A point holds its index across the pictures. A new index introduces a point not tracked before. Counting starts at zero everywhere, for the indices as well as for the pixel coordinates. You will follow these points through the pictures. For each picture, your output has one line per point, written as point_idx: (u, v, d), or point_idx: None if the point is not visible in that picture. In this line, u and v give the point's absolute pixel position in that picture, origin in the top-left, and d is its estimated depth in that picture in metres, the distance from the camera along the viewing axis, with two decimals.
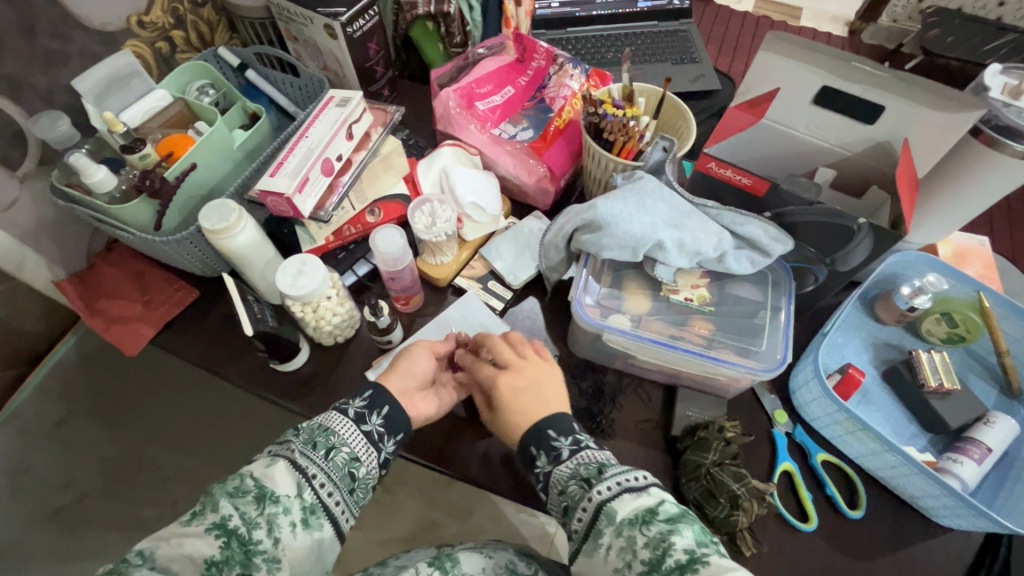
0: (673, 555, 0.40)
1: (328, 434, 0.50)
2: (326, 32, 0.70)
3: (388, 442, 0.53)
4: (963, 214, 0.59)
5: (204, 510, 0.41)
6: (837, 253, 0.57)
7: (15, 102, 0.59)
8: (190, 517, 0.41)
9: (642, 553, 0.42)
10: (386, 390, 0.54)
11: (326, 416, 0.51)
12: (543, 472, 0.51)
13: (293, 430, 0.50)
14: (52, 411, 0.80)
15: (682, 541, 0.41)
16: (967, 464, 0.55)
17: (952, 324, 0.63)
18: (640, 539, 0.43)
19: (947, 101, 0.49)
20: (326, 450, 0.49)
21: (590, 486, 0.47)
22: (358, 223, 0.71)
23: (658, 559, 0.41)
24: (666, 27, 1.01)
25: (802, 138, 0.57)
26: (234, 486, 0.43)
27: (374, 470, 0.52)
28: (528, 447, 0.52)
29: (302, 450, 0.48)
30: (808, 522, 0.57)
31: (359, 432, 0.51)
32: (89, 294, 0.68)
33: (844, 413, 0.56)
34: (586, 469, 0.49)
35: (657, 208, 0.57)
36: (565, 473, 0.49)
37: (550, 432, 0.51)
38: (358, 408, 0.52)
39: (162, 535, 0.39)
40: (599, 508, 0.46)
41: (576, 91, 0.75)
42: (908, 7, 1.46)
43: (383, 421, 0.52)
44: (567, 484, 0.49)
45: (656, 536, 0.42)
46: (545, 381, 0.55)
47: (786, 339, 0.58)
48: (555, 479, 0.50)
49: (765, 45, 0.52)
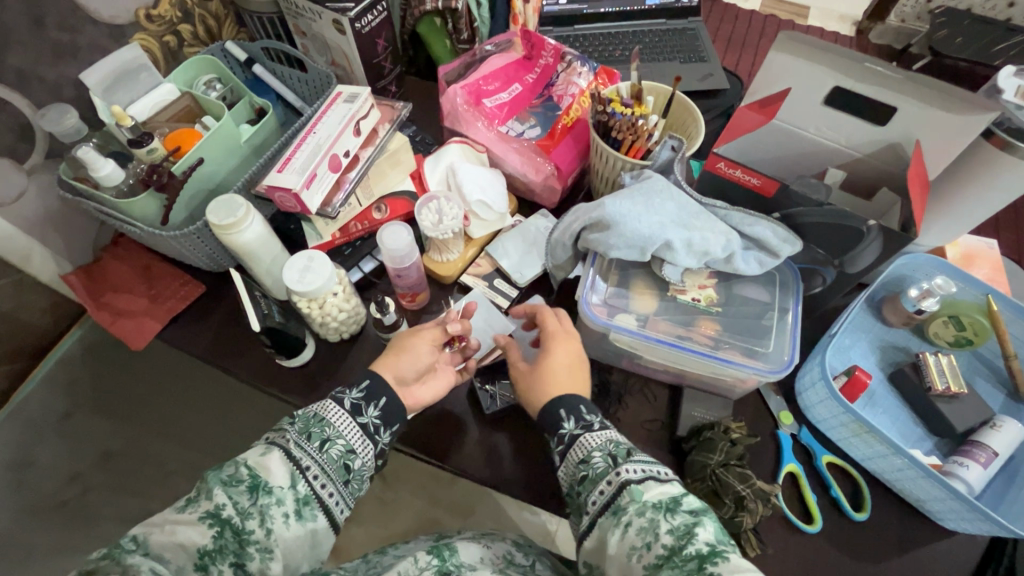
0: (695, 544, 0.41)
1: (322, 425, 0.50)
2: (334, 27, 0.70)
3: (384, 433, 0.53)
4: (967, 220, 0.58)
5: (198, 498, 0.42)
6: (845, 255, 0.56)
7: (23, 94, 0.59)
8: (185, 504, 0.42)
9: (664, 538, 0.42)
10: (384, 379, 0.54)
11: (322, 405, 0.51)
12: (568, 435, 0.51)
13: (288, 418, 0.50)
14: (55, 404, 0.78)
15: (705, 533, 0.42)
16: (973, 468, 0.55)
17: (960, 327, 0.63)
18: (663, 524, 0.43)
19: (956, 103, 0.49)
20: (321, 442, 0.49)
21: (616, 464, 0.48)
22: (364, 219, 0.70)
23: (678, 547, 0.41)
24: (674, 25, 1.01)
25: (812, 140, 0.56)
26: (229, 474, 0.43)
27: (370, 461, 0.51)
28: (556, 410, 0.52)
29: (296, 441, 0.48)
30: (811, 524, 0.57)
31: (354, 425, 0.51)
32: (96, 288, 0.68)
33: (851, 415, 0.56)
34: (616, 446, 0.49)
35: (666, 208, 0.57)
36: (592, 443, 0.50)
37: (582, 406, 0.53)
38: (354, 399, 0.52)
39: (157, 521, 0.41)
40: (623, 485, 0.47)
41: (584, 89, 0.74)
42: (917, 7, 1.47)
43: (379, 414, 0.52)
44: (592, 454, 0.49)
45: (681, 526, 0.43)
46: (578, 369, 0.56)
47: (793, 341, 0.58)
48: (579, 444, 0.50)
49: (776, 46, 0.52)
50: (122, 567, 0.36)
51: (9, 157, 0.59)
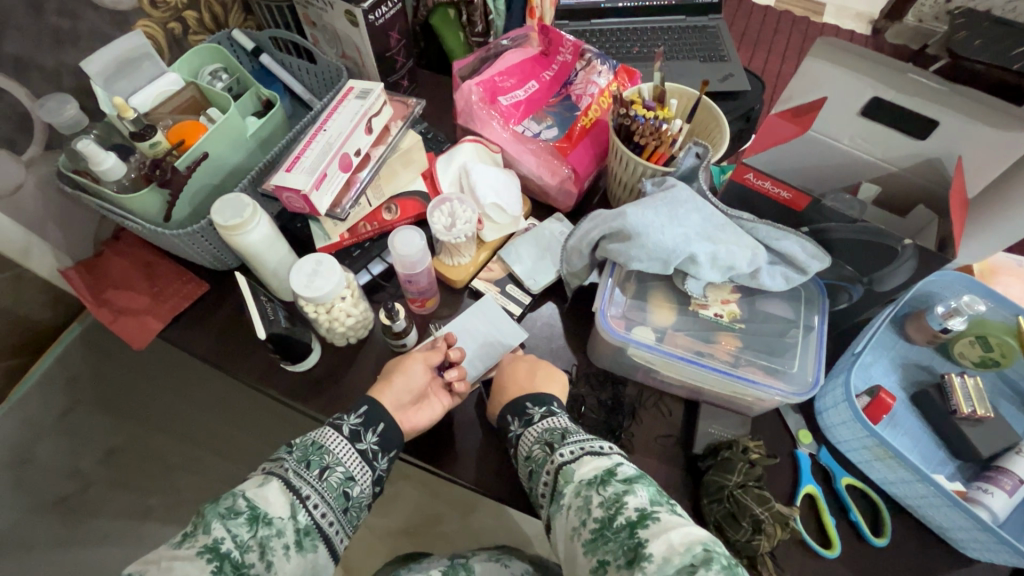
0: (624, 513, 0.42)
1: (321, 452, 0.48)
2: (347, 18, 0.67)
3: (382, 460, 0.51)
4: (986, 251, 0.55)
5: (196, 532, 0.40)
6: (874, 273, 0.55)
7: (20, 82, 0.56)
8: (182, 539, 0.40)
9: (596, 511, 0.44)
10: (382, 405, 0.52)
11: (320, 433, 0.50)
12: (515, 436, 0.53)
13: (286, 447, 0.48)
14: (54, 403, 0.76)
15: (635, 500, 0.43)
16: (998, 496, 0.53)
17: (986, 348, 0.61)
18: (595, 498, 0.44)
19: (1004, 118, 0.46)
20: (320, 469, 0.47)
21: (552, 451, 0.49)
22: (374, 220, 0.67)
23: (610, 518, 0.43)
24: (695, 22, 0.97)
25: (846, 152, 0.54)
26: (227, 506, 0.42)
27: (368, 489, 0.50)
28: (505, 415, 0.54)
29: (295, 470, 0.46)
30: (831, 549, 0.55)
31: (353, 450, 0.50)
32: (96, 285, 0.66)
33: (875, 439, 0.54)
34: (551, 433, 0.51)
35: (690, 219, 0.54)
36: (532, 436, 0.51)
37: (526, 402, 0.53)
38: (353, 425, 0.51)
39: (154, 558, 0.39)
40: (559, 469, 0.48)
41: (604, 89, 0.71)
42: (933, 8, 1.33)
43: (378, 439, 0.51)
44: (532, 448, 0.51)
45: (611, 496, 0.44)
46: (533, 372, 0.57)
47: (818, 362, 0.56)
48: (523, 441, 0.52)
49: (814, 51, 0.49)
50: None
51: (6, 148, 0.57)
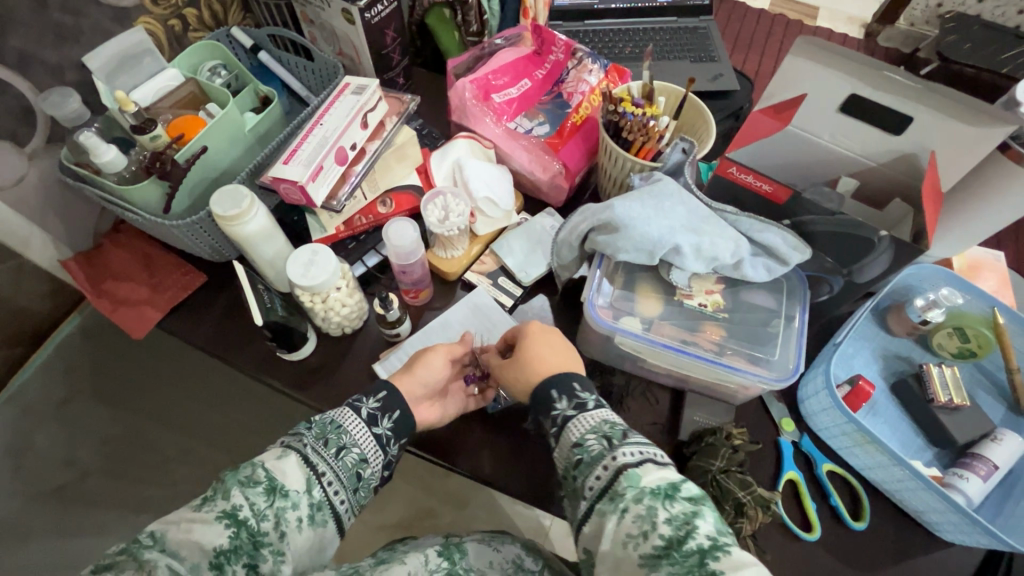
0: (696, 538, 0.39)
1: (339, 432, 0.49)
2: (344, 16, 0.69)
3: (394, 446, 0.52)
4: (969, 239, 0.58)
5: (215, 497, 0.42)
6: (854, 265, 0.56)
7: (24, 76, 0.57)
8: (202, 502, 0.42)
9: (662, 528, 0.40)
10: (399, 392, 0.53)
11: (339, 412, 0.51)
12: (561, 416, 0.51)
13: (305, 423, 0.50)
14: (53, 393, 0.77)
15: (705, 526, 0.40)
16: (973, 480, 0.55)
17: (964, 339, 0.62)
18: (662, 513, 0.41)
19: (975, 114, 0.48)
20: (337, 449, 0.49)
21: (611, 447, 0.47)
22: (369, 213, 0.69)
23: (678, 539, 0.40)
24: (686, 24, 0.99)
25: (827, 148, 0.56)
26: (246, 475, 0.43)
27: (379, 471, 0.51)
28: (548, 390, 0.52)
29: (313, 446, 0.48)
30: (810, 532, 0.57)
31: (369, 434, 0.51)
32: (96, 276, 0.67)
33: (854, 425, 0.56)
34: (609, 428, 0.48)
35: (676, 212, 0.56)
36: (586, 425, 0.49)
37: (575, 383, 0.52)
38: (371, 409, 0.52)
39: (174, 518, 0.40)
40: (620, 470, 0.45)
41: (594, 87, 0.73)
42: (926, 12, 1.39)
43: (393, 426, 0.52)
44: (586, 437, 0.48)
45: (680, 514, 0.41)
46: (565, 353, 0.55)
47: (799, 349, 0.58)
48: (573, 427, 0.50)
49: (795, 50, 0.52)
50: (139, 563, 0.36)
51: (10, 140, 0.58)
